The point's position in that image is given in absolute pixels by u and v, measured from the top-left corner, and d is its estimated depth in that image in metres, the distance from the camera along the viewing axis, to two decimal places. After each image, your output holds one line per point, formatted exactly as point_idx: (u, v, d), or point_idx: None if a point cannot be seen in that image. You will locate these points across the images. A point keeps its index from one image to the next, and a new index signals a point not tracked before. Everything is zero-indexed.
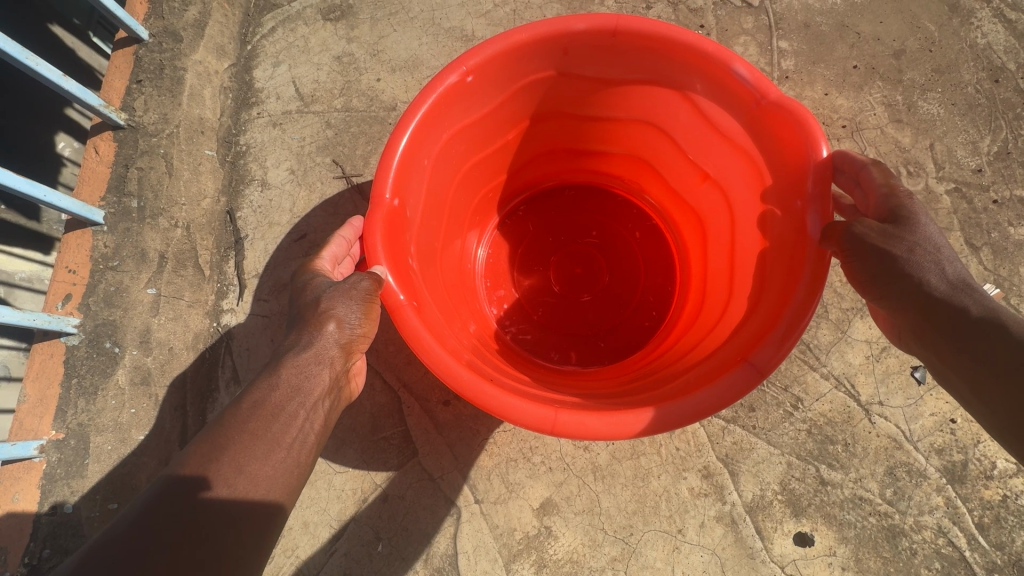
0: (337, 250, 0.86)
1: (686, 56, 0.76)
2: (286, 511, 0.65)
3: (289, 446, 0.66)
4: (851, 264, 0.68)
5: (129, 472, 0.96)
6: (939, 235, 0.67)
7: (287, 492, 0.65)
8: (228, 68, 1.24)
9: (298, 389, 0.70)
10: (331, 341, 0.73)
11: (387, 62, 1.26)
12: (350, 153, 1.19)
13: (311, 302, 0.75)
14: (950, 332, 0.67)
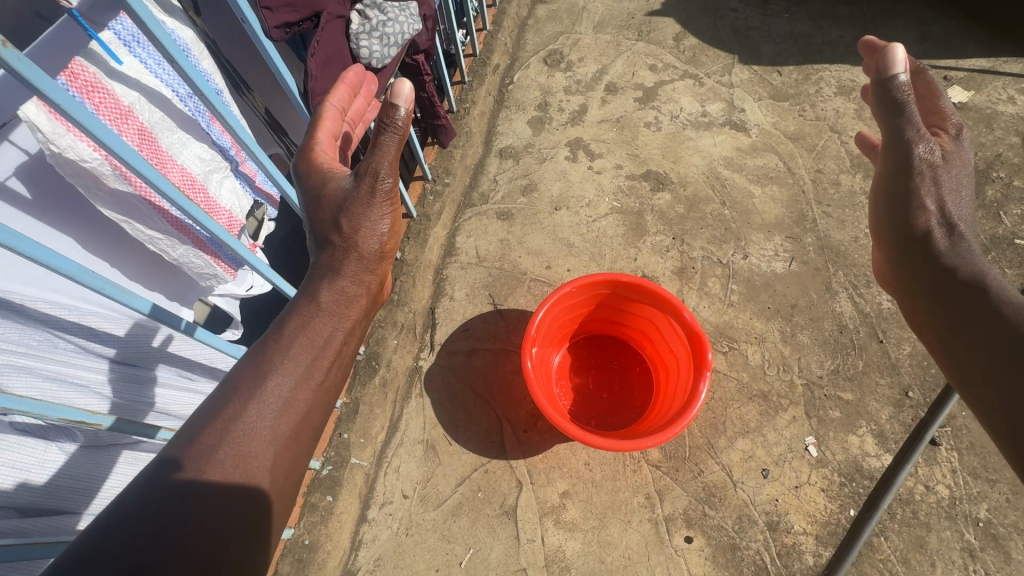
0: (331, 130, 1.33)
1: (666, 301, 1.80)
2: (320, 390, 1.18)
3: (316, 365, 1.18)
4: (893, 169, 1.30)
5: (367, 424, 2.02)
6: (947, 172, 1.26)
7: (315, 386, 1.17)
8: (444, 234, 2.44)
9: (335, 314, 1.24)
10: (363, 266, 1.27)
11: (525, 247, 2.40)
12: (498, 291, 2.29)
13: (339, 215, 1.21)
14: (907, 246, 1.27)
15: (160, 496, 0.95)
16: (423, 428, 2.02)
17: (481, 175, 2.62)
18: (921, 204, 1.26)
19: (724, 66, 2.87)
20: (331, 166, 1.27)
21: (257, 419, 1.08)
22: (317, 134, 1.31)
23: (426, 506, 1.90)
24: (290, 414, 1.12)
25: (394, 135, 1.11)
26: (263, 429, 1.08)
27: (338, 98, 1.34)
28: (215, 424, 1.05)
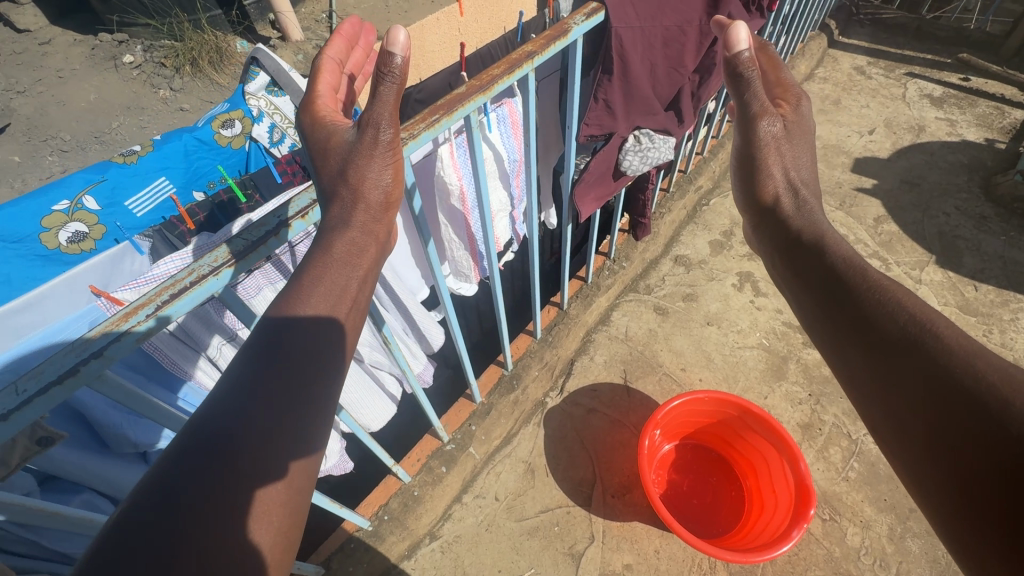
0: (331, 82, 1.18)
1: (786, 445, 1.97)
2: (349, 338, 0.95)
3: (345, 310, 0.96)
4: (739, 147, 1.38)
5: (489, 427, 2.32)
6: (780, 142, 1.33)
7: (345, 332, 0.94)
8: (606, 305, 2.80)
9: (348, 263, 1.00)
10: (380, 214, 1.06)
11: (669, 343, 2.69)
12: (632, 370, 2.60)
13: (342, 167, 1.03)
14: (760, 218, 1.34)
15: (194, 443, 0.72)
16: (529, 451, 2.37)
17: (652, 270, 3.00)
18: (768, 173, 1.33)
19: (919, 261, 2.95)
20: (330, 120, 1.09)
21: (282, 352, 0.85)
22: (317, 87, 1.15)
23: (510, 515, 2.21)
24: (320, 323, 0.91)
25: (394, 86, 0.97)
26: (289, 363, 0.84)
27: (335, 49, 1.20)
28: (240, 384, 0.79)
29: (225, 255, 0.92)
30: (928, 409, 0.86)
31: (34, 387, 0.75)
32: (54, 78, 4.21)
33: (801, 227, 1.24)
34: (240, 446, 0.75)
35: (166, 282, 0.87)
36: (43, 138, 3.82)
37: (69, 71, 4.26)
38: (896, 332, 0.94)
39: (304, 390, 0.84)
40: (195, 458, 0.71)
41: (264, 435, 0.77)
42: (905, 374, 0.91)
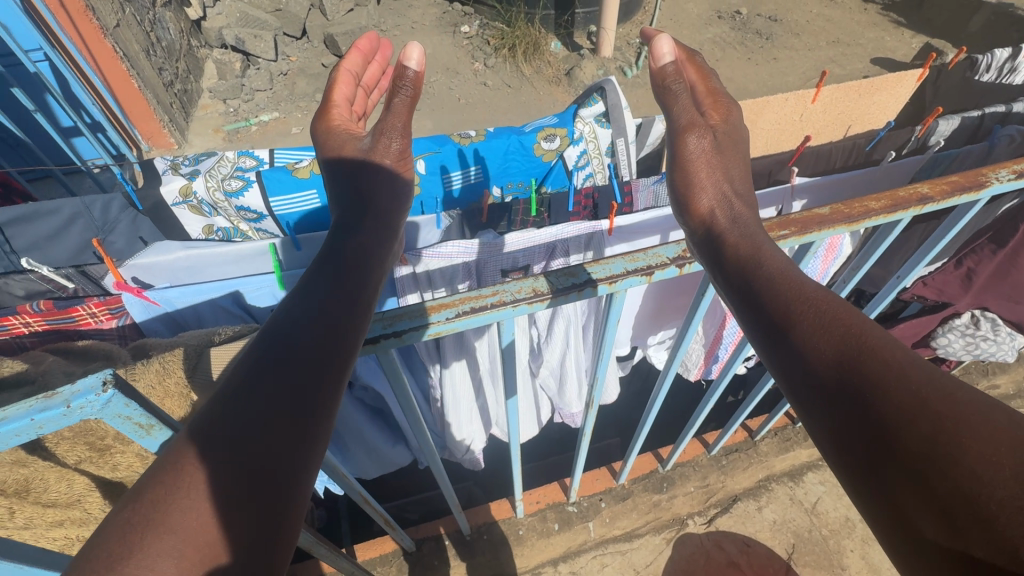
0: (346, 92, 1.12)
1: None
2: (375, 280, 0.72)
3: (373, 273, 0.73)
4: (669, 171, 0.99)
5: (618, 514, 2.08)
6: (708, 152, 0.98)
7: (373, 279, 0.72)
8: (804, 461, 2.30)
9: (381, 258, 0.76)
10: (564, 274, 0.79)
11: (864, 550, 2.09)
12: (802, 551, 2.09)
13: (353, 177, 0.94)
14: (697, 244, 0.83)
15: (165, 477, 0.45)
16: (645, 563, 2.07)
17: None
18: (699, 194, 0.90)
19: None
20: (343, 130, 1.04)
21: (275, 339, 0.56)
22: (331, 96, 1.10)
23: None
24: (334, 283, 0.66)
25: (408, 87, 1.01)
26: (285, 351, 0.55)
27: (351, 62, 1.14)
28: (267, 349, 0.55)
29: (534, 291, 0.77)
30: (885, 428, 0.48)
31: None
32: (408, 27, 5.02)
33: (733, 238, 0.77)
34: (247, 430, 0.49)
35: (471, 293, 0.76)
36: None
37: (421, 25, 5.06)
38: (833, 317, 0.56)
39: (311, 392, 0.54)
40: (165, 500, 0.44)
41: (287, 401, 0.52)
42: (852, 396, 0.50)
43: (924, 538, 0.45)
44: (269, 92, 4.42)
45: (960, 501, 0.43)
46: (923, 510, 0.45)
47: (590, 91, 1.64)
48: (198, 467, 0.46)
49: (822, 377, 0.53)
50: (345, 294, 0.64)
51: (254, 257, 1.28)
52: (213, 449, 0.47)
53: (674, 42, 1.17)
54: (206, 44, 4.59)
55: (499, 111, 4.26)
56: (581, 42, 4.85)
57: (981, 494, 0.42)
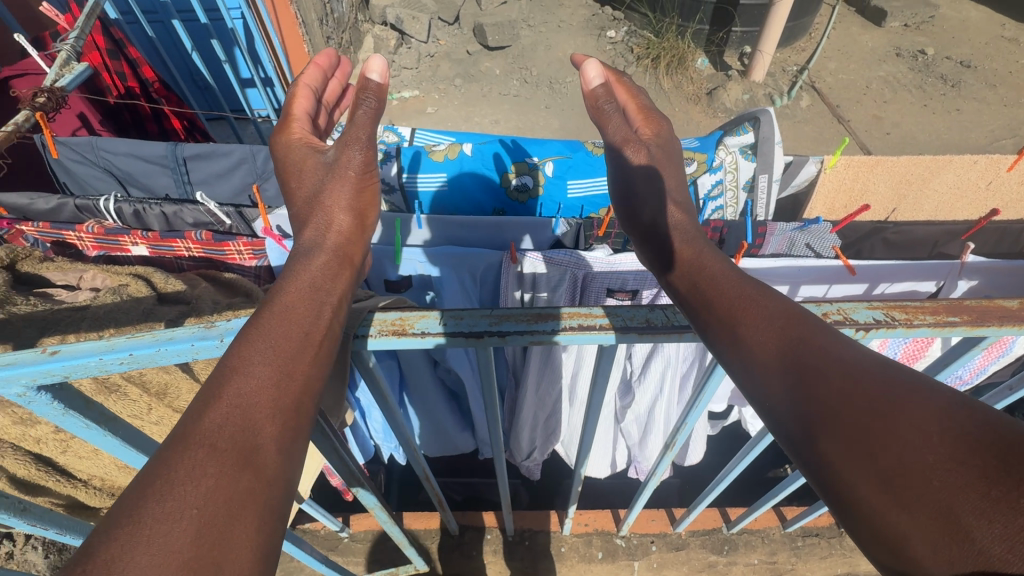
0: (306, 106, 1.17)
1: None
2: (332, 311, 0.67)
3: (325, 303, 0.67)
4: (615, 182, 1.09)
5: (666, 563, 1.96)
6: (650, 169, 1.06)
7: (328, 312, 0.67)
8: None
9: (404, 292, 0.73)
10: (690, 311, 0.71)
11: None
12: None
13: (313, 193, 0.95)
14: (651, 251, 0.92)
15: (119, 538, 0.42)
16: None
17: None
18: (644, 210, 1.00)
19: None
20: (304, 144, 1.08)
21: (227, 386, 0.53)
22: (291, 110, 1.15)
23: None
24: (285, 319, 0.61)
25: (372, 97, 1.05)
26: (238, 397, 0.53)
27: (310, 78, 1.20)
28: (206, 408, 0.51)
29: (648, 322, 0.69)
30: (834, 411, 0.52)
31: (466, 328, 0.69)
32: (555, 25, 5.04)
33: (677, 246, 0.86)
34: (192, 494, 0.46)
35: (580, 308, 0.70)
36: (520, 63, 4.67)
37: (567, 24, 5.06)
38: (782, 315, 0.62)
39: (269, 435, 0.52)
40: (115, 566, 0.41)
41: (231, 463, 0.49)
42: (802, 390, 0.55)
43: (870, 507, 0.48)
44: (414, 71, 4.67)
45: (898, 468, 0.47)
46: (865, 477, 0.49)
47: (741, 119, 1.54)
48: (156, 527, 0.43)
49: (777, 368, 0.58)
50: (301, 331, 0.60)
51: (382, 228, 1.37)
52: (171, 503, 0.45)
53: (603, 65, 1.25)
54: (370, 19, 4.97)
55: None
56: (731, 63, 4.60)
57: (916, 460, 0.46)
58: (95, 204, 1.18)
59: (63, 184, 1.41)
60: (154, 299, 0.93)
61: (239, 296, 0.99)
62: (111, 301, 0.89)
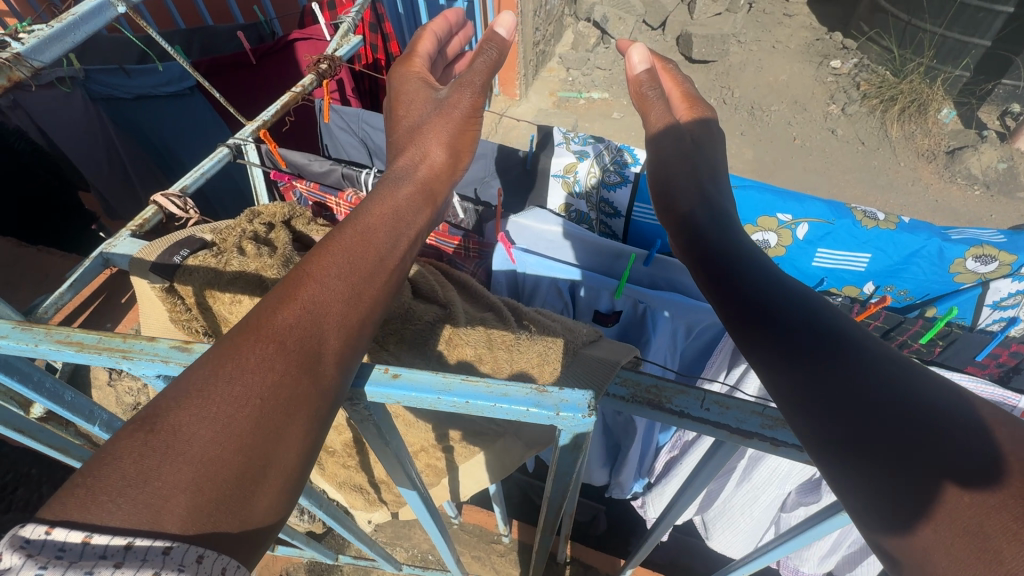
0: (427, 48, 1.11)
1: None
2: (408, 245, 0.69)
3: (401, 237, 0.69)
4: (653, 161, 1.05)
5: None
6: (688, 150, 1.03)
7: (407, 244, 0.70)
8: None
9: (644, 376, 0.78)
10: None
11: None
12: None
13: (411, 128, 0.93)
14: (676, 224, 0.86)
15: (187, 407, 0.47)
16: None
17: None
18: (668, 190, 0.96)
19: None
20: (418, 79, 1.03)
21: (302, 290, 0.56)
22: (417, 49, 1.10)
23: None
24: (358, 244, 0.63)
25: (496, 48, 1.02)
26: (308, 301, 0.56)
27: (438, 25, 1.13)
28: (281, 303, 0.55)
29: None
30: (860, 407, 0.46)
31: (715, 419, 0.72)
32: (770, 44, 4.56)
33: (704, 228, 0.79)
34: (255, 383, 0.50)
35: None
36: (722, 83, 4.28)
37: (782, 46, 4.54)
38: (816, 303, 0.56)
39: (332, 348, 0.54)
40: (181, 431, 0.46)
41: (293, 363, 0.52)
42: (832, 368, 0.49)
43: (904, 528, 0.42)
44: (608, 71, 4.53)
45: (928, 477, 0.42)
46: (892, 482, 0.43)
47: None
48: (221, 406, 0.48)
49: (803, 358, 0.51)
50: (369, 254, 0.63)
51: (612, 258, 1.27)
52: (238, 387, 0.49)
53: (648, 52, 1.20)
54: (574, 15, 4.93)
55: (837, 167, 3.64)
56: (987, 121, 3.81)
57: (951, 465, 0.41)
58: (357, 175, 1.25)
59: (325, 145, 1.55)
60: (410, 291, 0.90)
61: (487, 308, 0.92)
62: None
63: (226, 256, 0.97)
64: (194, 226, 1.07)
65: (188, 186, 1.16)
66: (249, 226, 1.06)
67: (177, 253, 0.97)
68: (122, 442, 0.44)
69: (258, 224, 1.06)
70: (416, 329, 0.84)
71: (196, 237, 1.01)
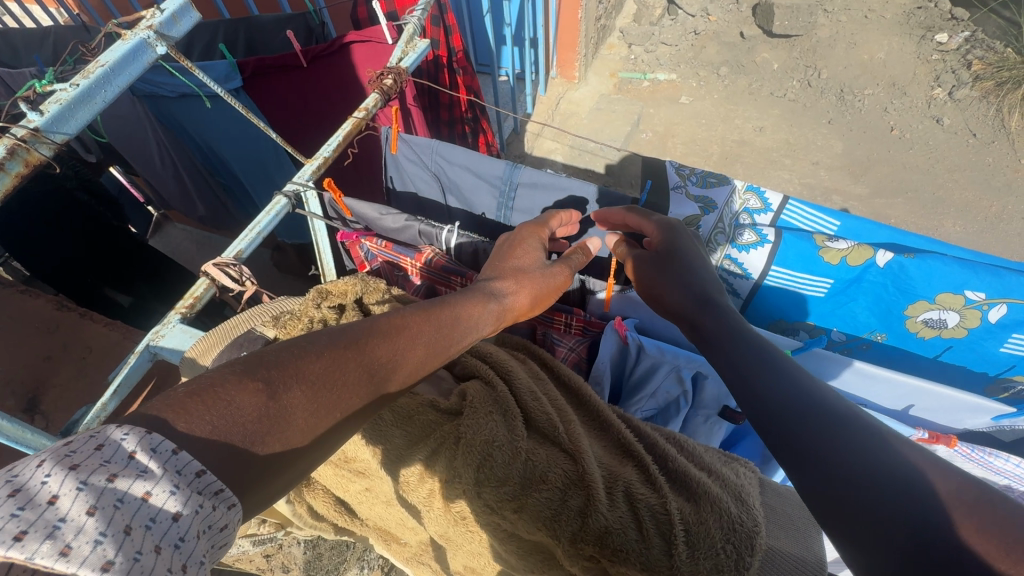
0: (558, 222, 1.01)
1: None
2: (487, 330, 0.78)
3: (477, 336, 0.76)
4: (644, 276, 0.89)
5: None
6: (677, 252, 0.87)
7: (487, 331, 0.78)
8: None
9: None
10: None
11: None
12: None
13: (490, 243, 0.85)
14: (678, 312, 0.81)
15: (299, 392, 0.54)
16: None
17: None
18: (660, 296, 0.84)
19: None
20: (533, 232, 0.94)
21: (404, 334, 0.67)
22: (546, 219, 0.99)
23: None
24: (454, 305, 0.75)
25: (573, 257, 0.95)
26: (398, 351, 0.65)
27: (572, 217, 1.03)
28: (391, 336, 0.65)
29: None
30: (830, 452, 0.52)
31: None
32: (862, 13, 3.94)
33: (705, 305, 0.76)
34: (343, 397, 0.58)
35: None
36: (807, 63, 3.79)
37: (877, 16, 3.90)
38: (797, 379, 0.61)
39: (391, 391, 0.65)
40: (288, 409, 0.53)
41: (365, 396, 0.61)
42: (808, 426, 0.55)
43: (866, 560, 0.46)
44: (674, 48, 4.08)
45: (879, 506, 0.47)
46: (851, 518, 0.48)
47: None
48: (320, 403, 0.56)
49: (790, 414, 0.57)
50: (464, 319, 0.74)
51: None
52: (333, 396, 0.57)
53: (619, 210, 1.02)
54: None
55: (944, 164, 3.20)
56: None
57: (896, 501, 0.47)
58: (437, 233, 1.06)
59: (390, 177, 1.34)
60: (524, 429, 0.72)
61: (629, 461, 0.70)
62: (487, 430, 0.69)
63: None
64: (255, 311, 0.90)
65: (242, 252, 0.98)
66: (317, 314, 0.87)
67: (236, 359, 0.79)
68: (240, 384, 0.51)
69: (327, 310, 0.88)
70: (544, 495, 0.65)
71: (258, 334, 0.83)
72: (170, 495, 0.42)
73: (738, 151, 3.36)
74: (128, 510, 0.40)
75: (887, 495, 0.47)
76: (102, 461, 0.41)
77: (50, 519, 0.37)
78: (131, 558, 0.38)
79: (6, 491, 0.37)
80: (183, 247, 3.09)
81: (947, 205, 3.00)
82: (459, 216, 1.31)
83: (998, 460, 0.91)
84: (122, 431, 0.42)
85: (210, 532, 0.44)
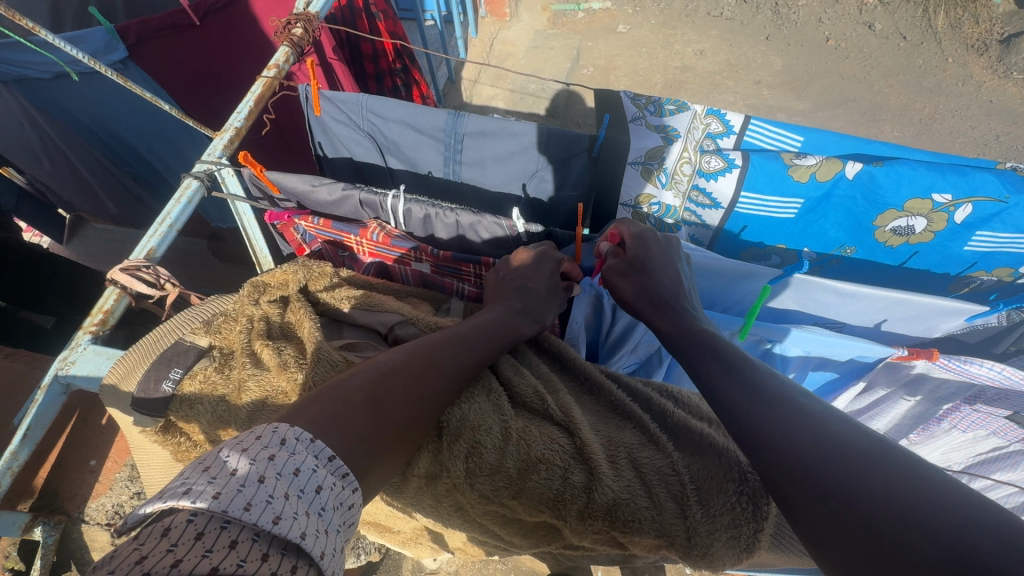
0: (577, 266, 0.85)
1: None
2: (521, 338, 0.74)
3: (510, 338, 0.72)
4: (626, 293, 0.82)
5: None
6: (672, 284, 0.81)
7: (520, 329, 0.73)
8: None
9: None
10: None
11: None
12: None
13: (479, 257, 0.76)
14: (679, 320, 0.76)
15: (375, 399, 0.53)
16: None
17: None
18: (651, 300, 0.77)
19: None
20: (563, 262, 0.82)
21: (456, 335, 0.65)
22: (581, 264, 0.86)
23: None
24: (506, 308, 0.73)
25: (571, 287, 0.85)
26: (467, 352, 0.64)
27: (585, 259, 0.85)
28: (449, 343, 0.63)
29: None
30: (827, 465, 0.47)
31: None
32: None
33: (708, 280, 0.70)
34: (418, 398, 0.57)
35: None
36: None
37: None
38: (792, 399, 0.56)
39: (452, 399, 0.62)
40: (375, 415, 0.52)
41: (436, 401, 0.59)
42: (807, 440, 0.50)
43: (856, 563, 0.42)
44: None
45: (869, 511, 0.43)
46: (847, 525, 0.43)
47: None
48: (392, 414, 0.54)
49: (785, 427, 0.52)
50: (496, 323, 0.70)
51: (732, 280, 0.98)
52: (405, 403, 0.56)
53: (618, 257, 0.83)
54: None
55: (879, 70, 3.23)
56: None
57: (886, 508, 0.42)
58: (380, 202, 0.93)
59: (318, 142, 1.19)
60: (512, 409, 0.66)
61: (629, 426, 0.65)
62: (477, 412, 0.62)
63: (233, 366, 0.69)
64: (178, 317, 0.77)
65: (155, 249, 0.84)
66: (256, 310, 0.75)
67: (165, 379, 0.69)
68: (351, 396, 0.53)
69: (267, 305, 0.76)
70: (541, 479, 0.59)
71: (189, 343, 0.72)
72: (316, 472, 0.45)
73: (681, 79, 3.28)
74: (287, 481, 0.43)
75: (888, 517, 0.42)
76: (264, 445, 0.45)
77: (234, 484, 0.42)
78: (292, 516, 0.42)
79: (202, 467, 0.43)
80: (105, 248, 2.80)
81: (884, 111, 3.05)
82: (403, 177, 1.18)
83: (973, 366, 0.95)
84: (274, 423, 0.47)
85: (342, 509, 0.47)
